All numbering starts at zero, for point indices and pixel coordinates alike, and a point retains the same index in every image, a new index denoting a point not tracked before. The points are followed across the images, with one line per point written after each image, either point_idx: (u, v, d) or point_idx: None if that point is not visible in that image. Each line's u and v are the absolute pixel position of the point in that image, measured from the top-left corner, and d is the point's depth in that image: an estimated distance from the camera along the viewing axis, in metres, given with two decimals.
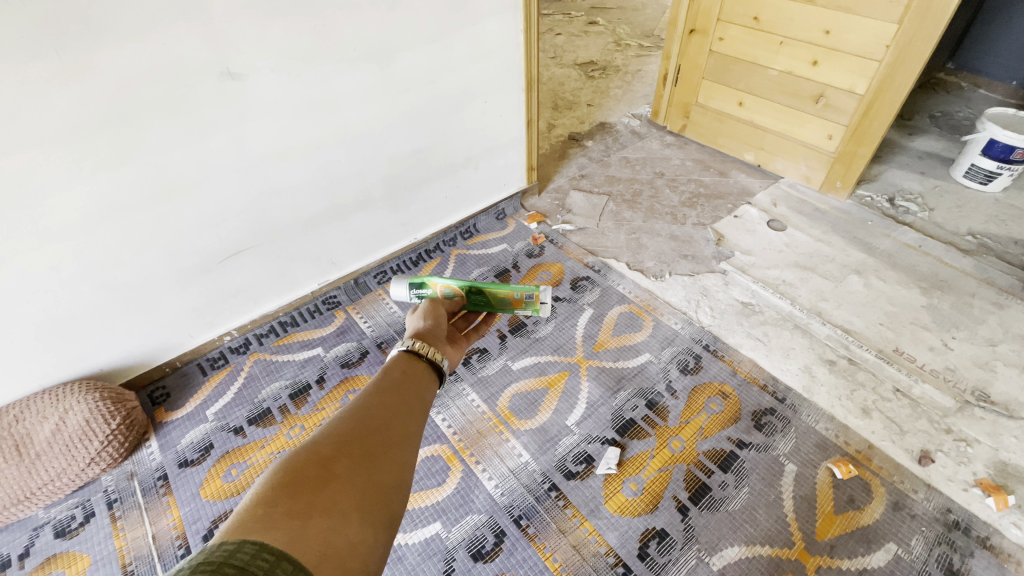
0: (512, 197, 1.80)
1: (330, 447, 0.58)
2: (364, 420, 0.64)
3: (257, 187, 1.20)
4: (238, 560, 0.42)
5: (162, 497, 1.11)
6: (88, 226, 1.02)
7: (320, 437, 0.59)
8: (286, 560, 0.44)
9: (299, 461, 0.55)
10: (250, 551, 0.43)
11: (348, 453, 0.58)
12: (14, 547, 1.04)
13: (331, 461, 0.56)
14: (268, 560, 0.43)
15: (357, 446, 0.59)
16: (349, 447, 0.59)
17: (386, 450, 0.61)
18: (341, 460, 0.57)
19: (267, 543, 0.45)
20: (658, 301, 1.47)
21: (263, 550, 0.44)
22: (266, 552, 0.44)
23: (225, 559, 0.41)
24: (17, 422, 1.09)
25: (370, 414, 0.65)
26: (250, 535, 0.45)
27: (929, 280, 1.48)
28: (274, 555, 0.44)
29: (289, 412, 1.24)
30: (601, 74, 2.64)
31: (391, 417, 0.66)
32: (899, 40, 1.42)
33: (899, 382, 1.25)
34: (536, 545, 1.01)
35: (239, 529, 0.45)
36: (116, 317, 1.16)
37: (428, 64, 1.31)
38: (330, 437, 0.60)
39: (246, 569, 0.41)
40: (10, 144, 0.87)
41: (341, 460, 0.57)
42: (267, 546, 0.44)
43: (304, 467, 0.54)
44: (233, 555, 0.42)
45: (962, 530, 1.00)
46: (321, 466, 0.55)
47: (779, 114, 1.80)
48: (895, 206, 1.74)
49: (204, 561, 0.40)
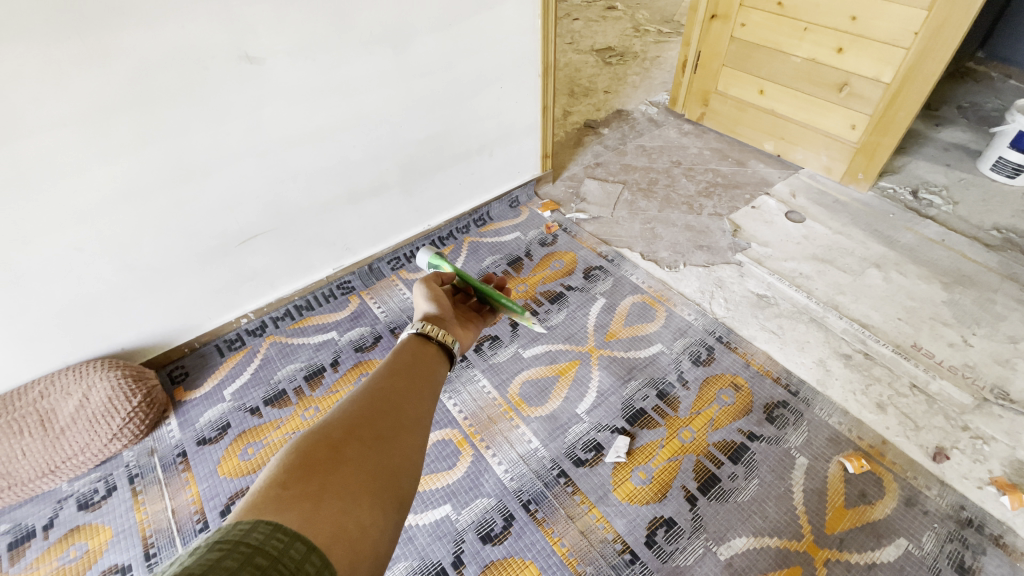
0: (526, 185, 1.80)
1: (342, 430, 0.59)
2: (375, 404, 0.64)
3: (274, 171, 1.21)
4: (253, 539, 0.43)
5: (181, 473, 1.14)
6: (109, 207, 1.04)
7: (332, 421, 0.60)
8: (299, 541, 0.45)
9: (311, 444, 0.56)
10: (264, 531, 0.44)
11: (359, 437, 0.59)
12: (39, 518, 1.07)
13: (342, 445, 0.57)
14: (282, 540, 0.44)
15: (367, 430, 0.60)
16: (360, 431, 0.59)
17: (395, 434, 0.62)
18: (352, 443, 0.57)
19: (281, 523, 0.46)
20: (671, 292, 1.46)
21: (277, 530, 0.45)
22: (281, 532, 0.45)
23: (241, 538, 0.43)
24: (42, 397, 1.12)
25: (380, 399, 0.66)
26: (264, 516, 0.46)
27: (951, 275, 1.45)
28: (288, 536, 0.45)
29: (303, 393, 1.27)
30: (618, 61, 2.60)
31: (401, 402, 0.67)
32: (929, 26, 1.37)
33: (916, 378, 1.23)
34: (544, 530, 1.02)
35: (253, 510, 0.47)
36: (137, 298, 1.19)
37: (444, 49, 1.30)
38: (342, 420, 0.60)
39: (261, 548, 0.43)
40: (35, 125, 0.89)
41: (352, 444, 0.57)
42: (280, 526, 0.45)
43: (316, 450, 0.55)
44: (249, 534, 0.44)
45: (975, 528, 0.99)
46: (332, 449, 0.56)
47: (801, 102, 1.76)
48: (918, 199, 1.71)
49: (222, 540, 0.42)
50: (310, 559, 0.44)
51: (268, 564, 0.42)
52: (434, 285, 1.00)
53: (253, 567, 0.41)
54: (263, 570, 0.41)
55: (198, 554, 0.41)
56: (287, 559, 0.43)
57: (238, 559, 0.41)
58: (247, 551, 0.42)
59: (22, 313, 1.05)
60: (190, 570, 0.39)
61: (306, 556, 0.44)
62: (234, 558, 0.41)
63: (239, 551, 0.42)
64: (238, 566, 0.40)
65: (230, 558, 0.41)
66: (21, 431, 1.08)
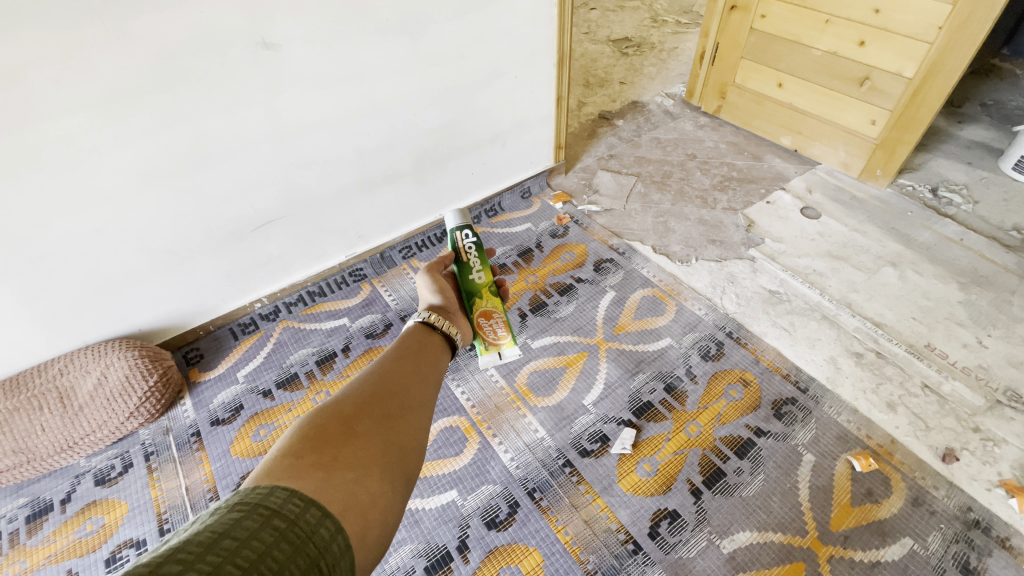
0: (538, 176, 1.79)
1: (352, 407, 0.60)
2: (383, 385, 0.65)
3: (289, 158, 1.22)
4: (271, 502, 0.44)
5: (195, 452, 1.16)
6: (127, 190, 1.06)
7: (343, 398, 0.61)
8: (314, 506, 0.46)
9: (324, 419, 0.57)
10: (281, 496, 0.45)
11: (369, 414, 0.60)
12: (57, 492, 1.11)
13: (353, 420, 0.58)
14: (299, 505, 0.45)
15: (377, 408, 0.61)
16: (370, 409, 0.60)
17: (403, 413, 0.63)
18: (362, 420, 0.58)
19: (297, 488, 0.46)
20: (682, 286, 1.46)
21: (293, 496, 0.45)
22: (297, 497, 0.45)
23: (260, 500, 0.43)
24: (62, 375, 1.15)
25: (389, 380, 0.67)
26: (280, 482, 0.47)
27: (968, 275, 1.43)
28: (304, 501, 0.45)
29: (315, 377, 1.29)
30: (635, 51, 2.57)
31: (409, 384, 0.68)
32: (954, 20, 1.34)
33: (928, 378, 1.22)
34: (548, 518, 1.03)
35: (269, 476, 0.47)
36: (153, 280, 1.21)
37: (460, 36, 1.29)
38: (352, 398, 0.61)
39: (279, 512, 0.43)
40: (58, 108, 0.91)
41: (363, 420, 0.58)
42: (297, 492, 0.46)
43: (327, 424, 0.56)
44: (267, 498, 0.44)
45: (981, 529, 0.99)
46: (344, 424, 0.57)
47: (820, 96, 1.73)
48: (937, 197, 1.68)
49: (241, 501, 0.43)
50: (325, 524, 0.45)
51: (285, 526, 0.42)
52: (436, 271, 0.98)
53: (271, 528, 0.42)
54: (281, 531, 0.42)
55: (219, 513, 0.42)
56: (303, 523, 0.44)
57: (257, 520, 0.42)
58: (266, 513, 0.42)
59: (42, 293, 1.08)
60: (212, 527, 0.40)
61: (321, 522, 0.45)
62: (254, 519, 0.42)
63: (258, 513, 0.42)
64: (258, 526, 0.41)
65: (250, 518, 0.42)
66: (41, 407, 1.11)
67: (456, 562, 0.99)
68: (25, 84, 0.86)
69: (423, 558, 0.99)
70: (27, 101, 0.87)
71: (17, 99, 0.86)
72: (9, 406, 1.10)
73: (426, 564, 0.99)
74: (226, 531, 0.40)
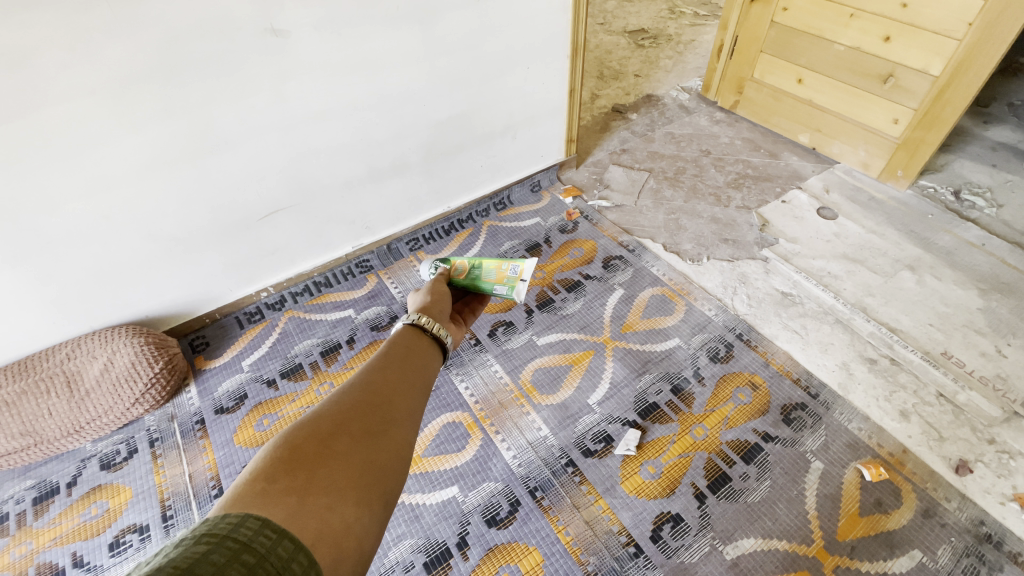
0: (548, 169, 1.76)
1: (330, 423, 0.55)
2: (366, 398, 0.60)
3: (296, 146, 1.21)
4: (241, 535, 0.40)
5: (199, 440, 1.17)
6: (133, 177, 1.05)
7: (321, 413, 0.56)
8: (287, 538, 0.42)
9: (299, 437, 0.52)
10: (253, 527, 0.41)
11: (348, 431, 0.55)
12: (62, 475, 1.12)
13: (330, 439, 0.53)
14: (271, 537, 0.41)
15: (358, 426, 0.56)
16: (349, 424, 0.56)
17: (386, 429, 0.58)
18: (341, 437, 0.54)
19: (269, 518, 0.43)
20: (693, 286, 1.43)
21: (265, 526, 0.42)
22: (269, 529, 0.42)
23: (229, 532, 0.40)
24: (69, 359, 1.16)
25: (372, 392, 0.62)
26: (252, 510, 0.43)
27: (989, 281, 1.38)
28: (277, 532, 0.42)
29: (319, 368, 1.28)
30: (651, 43, 2.53)
31: (393, 394, 0.63)
32: (986, 16, 1.30)
33: (944, 387, 1.18)
34: (549, 517, 1.02)
35: (239, 502, 0.44)
36: (159, 267, 1.21)
37: (471, 26, 1.27)
38: (333, 413, 0.56)
39: (249, 545, 0.40)
40: (61, 92, 0.90)
41: (341, 438, 0.54)
42: (269, 522, 0.43)
43: (302, 444, 0.51)
44: (237, 529, 0.40)
45: (993, 544, 0.96)
46: (320, 443, 0.52)
47: (842, 93, 1.69)
48: (960, 200, 1.63)
49: (208, 533, 0.39)
50: (298, 557, 0.41)
51: (255, 562, 0.39)
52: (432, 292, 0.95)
53: (239, 564, 0.38)
54: (250, 567, 0.38)
55: (183, 547, 0.38)
56: (275, 558, 0.40)
57: (225, 555, 0.38)
58: (235, 546, 0.39)
59: (49, 279, 1.08)
60: (176, 562, 0.36)
61: (294, 555, 0.41)
62: (221, 553, 0.38)
63: (226, 547, 0.39)
64: (225, 562, 0.37)
65: (217, 553, 0.38)
66: (48, 391, 1.12)
67: (455, 558, 0.98)
68: (30, 66, 0.85)
69: (423, 554, 0.99)
70: (33, 85, 0.87)
71: (23, 82, 0.86)
72: (17, 389, 1.11)
73: (425, 560, 0.98)
74: (190, 567, 0.36)
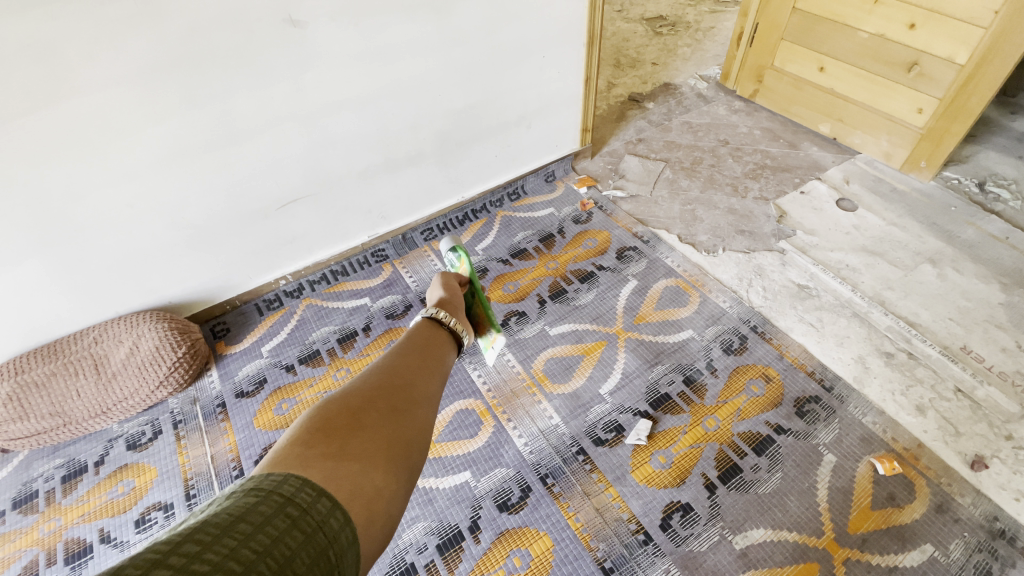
0: (562, 160, 1.76)
1: (359, 399, 0.57)
2: (391, 380, 0.62)
3: (314, 136, 1.22)
4: (285, 490, 0.42)
5: (220, 422, 1.20)
6: (156, 166, 1.08)
7: (351, 390, 0.58)
8: (326, 496, 0.44)
9: (330, 411, 0.54)
10: (295, 484, 0.43)
11: (376, 407, 0.57)
12: (91, 454, 1.16)
13: (360, 413, 0.55)
14: (311, 494, 0.43)
15: (385, 403, 0.58)
16: (377, 400, 0.58)
17: (410, 408, 0.60)
18: (370, 412, 0.56)
19: (308, 478, 0.44)
20: (707, 278, 1.42)
21: (306, 484, 0.44)
22: (309, 486, 0.44)
23: (274, 487, 0.42)
24: (97, 343, 1.20)
25: (396, 375, 0.64)
26: (292, 470, 0.45)
27: (1013, 275, 1.35)
28: (316, 490, 0.44)
29: (336, 355, 1.31)
30: (669, 31, 2.48)
31: (415, 378, 0.65)
32: (1012, 5, 1.26)
33: (961, 382, 1.17)
34: (559, 503, 1.04)
35: (280, 463, 0.45)
36: (181, 255, 1.24)
37: (486, 14, 1.26)
38: (361, 390, 0.58)
39: (292, 499, 0.42)
40: (88, 83, 0.92)
41: (370, 413, 0.56)
42: (309, 480, 0.44)
43: (335, 416, 0.53)
44: (281, 485, 0.42)
45: (1006, 540, 0.96)
46: (351, 416, 0.54)
47: (865, 82, 1.65)
48: (984, 192, 1.59)
49: (256, 487, 0.41)
50: (335, 514, 0.43)
51: (298, 515, 0.41)
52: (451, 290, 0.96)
53: (284, 516, 0.40)
54: (294, 520, 0.40)
55: (233, 498, 0.40)
56: (315, 513, 0.42)
57: (272, 506, 0.40)
58: (280, 500, 0.41)
59: (77, 265, 1.12)
60: (228, 511, 0.39)
61: (331, 511, 0.43)
62: (268, 505, 0.40)
63: (273, 499, 0.41)
64: (272, 513, 0.40)
65: (265, 504, 0.40)
66: (77, 373, 1.16)
67: (467, 541, 1.00)
68: (58, 58, 0.88)
69: (436, 536, 1.01)
70: (62, 76, 0.89)
71: (53, 74, 0.89)
72: (47, 371, 1.15)
73: (438, 542, 1.00)
74: (242, 515, 0.38)
